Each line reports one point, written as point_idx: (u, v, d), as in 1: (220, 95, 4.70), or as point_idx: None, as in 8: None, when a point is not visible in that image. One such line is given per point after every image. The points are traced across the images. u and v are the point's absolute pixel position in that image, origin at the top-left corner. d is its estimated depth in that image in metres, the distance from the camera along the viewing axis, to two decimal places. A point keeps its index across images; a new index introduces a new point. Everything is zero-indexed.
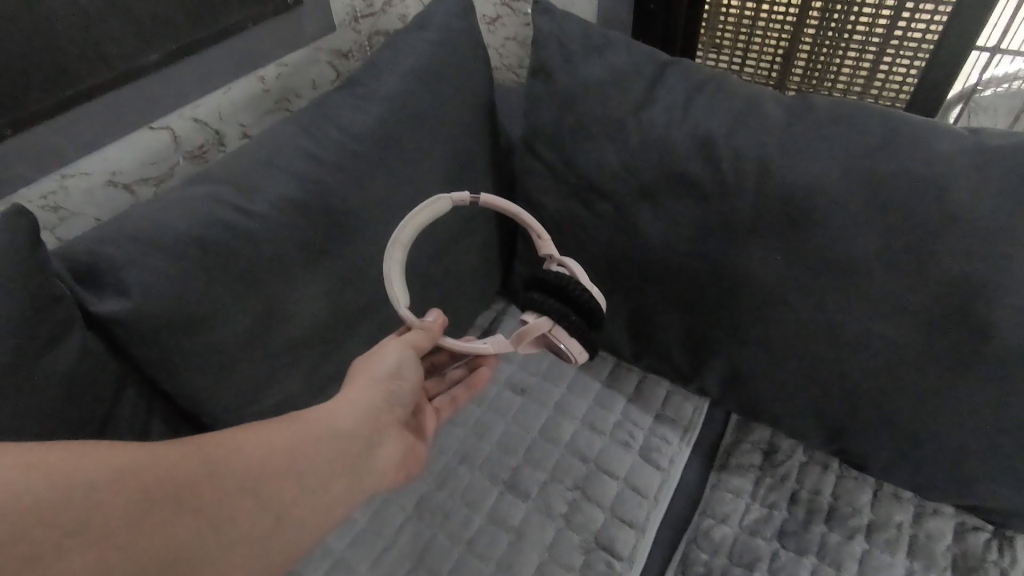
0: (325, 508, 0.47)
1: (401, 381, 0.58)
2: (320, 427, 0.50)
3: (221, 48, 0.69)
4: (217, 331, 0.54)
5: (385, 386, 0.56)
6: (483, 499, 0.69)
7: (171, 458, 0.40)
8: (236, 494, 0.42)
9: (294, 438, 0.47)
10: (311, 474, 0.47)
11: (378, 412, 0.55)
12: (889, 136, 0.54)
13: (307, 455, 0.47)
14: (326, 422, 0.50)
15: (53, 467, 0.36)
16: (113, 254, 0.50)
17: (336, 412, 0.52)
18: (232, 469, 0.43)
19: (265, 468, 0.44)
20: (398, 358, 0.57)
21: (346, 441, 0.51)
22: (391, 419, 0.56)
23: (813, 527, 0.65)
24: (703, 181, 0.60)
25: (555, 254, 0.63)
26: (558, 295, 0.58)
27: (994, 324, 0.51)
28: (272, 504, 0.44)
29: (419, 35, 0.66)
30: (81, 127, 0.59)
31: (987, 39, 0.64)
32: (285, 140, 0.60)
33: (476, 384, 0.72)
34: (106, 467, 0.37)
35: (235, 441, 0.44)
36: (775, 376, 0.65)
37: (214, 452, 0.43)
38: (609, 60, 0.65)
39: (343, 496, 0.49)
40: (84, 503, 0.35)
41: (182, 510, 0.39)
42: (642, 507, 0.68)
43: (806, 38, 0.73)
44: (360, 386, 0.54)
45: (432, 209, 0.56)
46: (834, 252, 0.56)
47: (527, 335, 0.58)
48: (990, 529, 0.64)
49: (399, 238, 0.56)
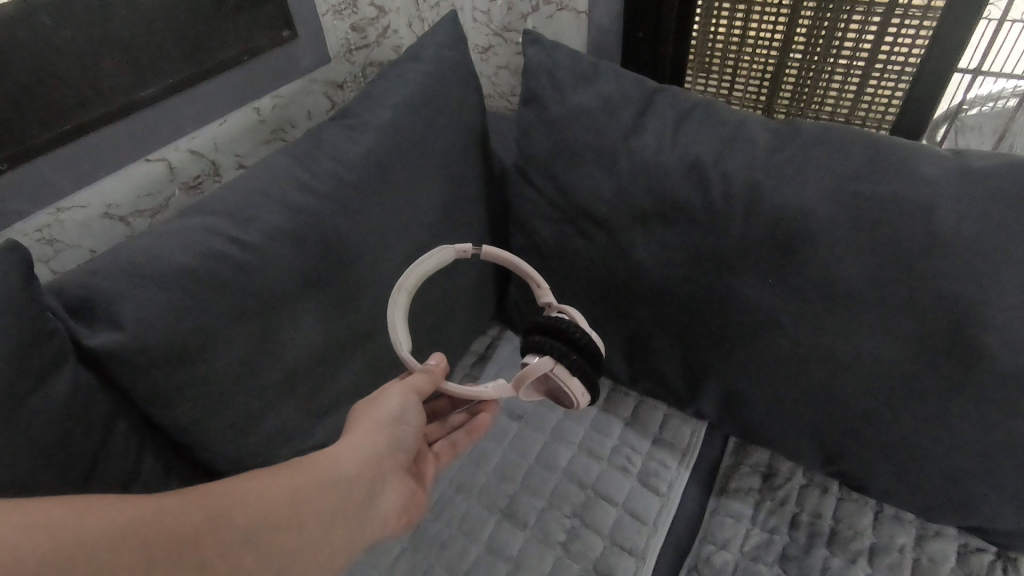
0: (327, 557, 0.47)
1: (404, 428, 0.57)
2: (322, 474, 0.49)
3: (216, 83, 0.70)
4: (211, 362, 0.54)
5: (387, 432, 0.56)
6: (481, 527, 0.68)
7: (172, 512, 0.40)
8: (237, 547, 0.42)
9: (296, 485, 0.47)
10: (314, 523, 0.46)
11: (379, 458, 0.54)
12: (874, 160, 0.55)
13: (309, 505, 0.47)
14: (329, 469, 0.50)
15: (55, 525, 0.35)
16: (106, 286, 0.50)
17: (337, 459, 0.51)
18: (234, 521, 0.42)
19: (267, 519, 0.44)
20: (400, 403, 0.57)
21: (347, 488, 0.50)
22: (392, 465, 0.56)
23: (815, 552, 0.64)
24: (693, 205, 0.61)
25: (554, 302, 0.63)
26: (559, 337, 0.58)
27: (985, 344, 0.51)
28: (273, 556, 0.43)
29: (412, 66, 0.67)
30: (77, 159, 0.60)
31: (970, 60, 0.65)
32: (280, 171, 0.61)
33: (476, 430, 0.70)
34: (109, 524, 0.37)
35: (237, 491, 0.44)
36: (771, 399, 0.65)
37: (215, 503, 0.42)
38: (598, 89, 0.66)
39: (343, 545, 0.48)
40: (85, 562, 0.35)
41: (180, 567, 0.38)
42: (643, 534, 0.67)
43: (792, 63, 0.75)
44: (362, 432, 0.54)
45: (436, 259, 0.58)
46: (825, 274, 0.56)
47: (527, 377, 0.57)
48: (993, 550, 0.63)
49: (404, 284, 0.56)
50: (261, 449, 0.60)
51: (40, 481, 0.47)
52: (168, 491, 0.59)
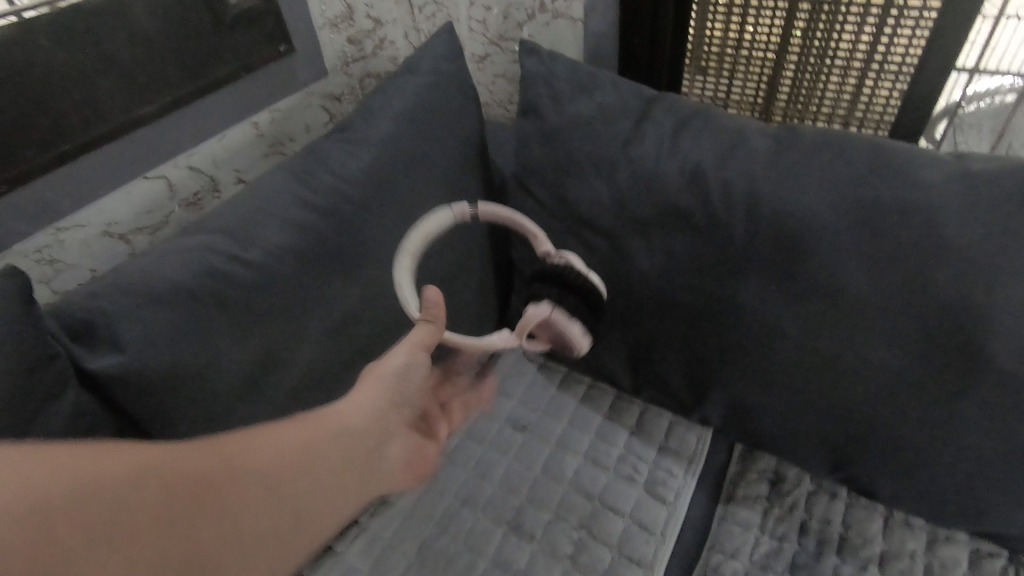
0: (336, 508, 0.47)
1: (409, 384, 0.56)
2: (331, 427, 0.49)
3: (214, 100, 0.70)
4: (213, 381, 0.53)
5: (393, 388, 0.55)
6: (488, 540, 0.68)
7: (187, 455, 0.40)
8: (252, 495, 0.42)
9: (306, 437, 0.47)
10: (324, 475, 0.47)
11: (385, 413, 0.54)
12: (876, 164, 0.55)
13: (319, 457, 0.47)
14: (338, 422, 0.50)
15: (75, 467, 0.35)
16: (107, 309, 0.50)
17: (346, 413, 0.51)
18: (249, 467, 0.43)
19: (281, 469, 0.44)
20: (405, 359, 0.55)
21: (356, 442, 0.50)
22: (398, 422, 0.57)
23: (825, 559, 0.64)
24: (694, 213, 0.61)
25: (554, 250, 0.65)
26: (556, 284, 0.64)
27: (993, 350, 0.51)
28: (289, 503, 0.44)
29: (409, 78, 0.67)
30: (78, 179, 0.60)
31: (967, 58, 0.65)
32: (279, 186, 0.60)
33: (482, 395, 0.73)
34: (128, 467, 0.37)
35: (249, 442, 0.44)
36: (777, 405, 0.64)
37: (229, 453, 0.42)
38: (596, 98, 0.66)
39: (352, 497, 0.49)
40: (108, 502, 0.35)
41: (199, 513, 0.39)
42: (650, 544, 0.67)
43: (789, 66, 0.74)
44: (368, 389, 0.54)
45: (436, 221, 0.59)
46: (828, 278, 0.56)
47: (525, 327, 0.64)
48: (1005, 555, 0.62)
49: (407, 248, 0.57)
50: None
51: None
52: None
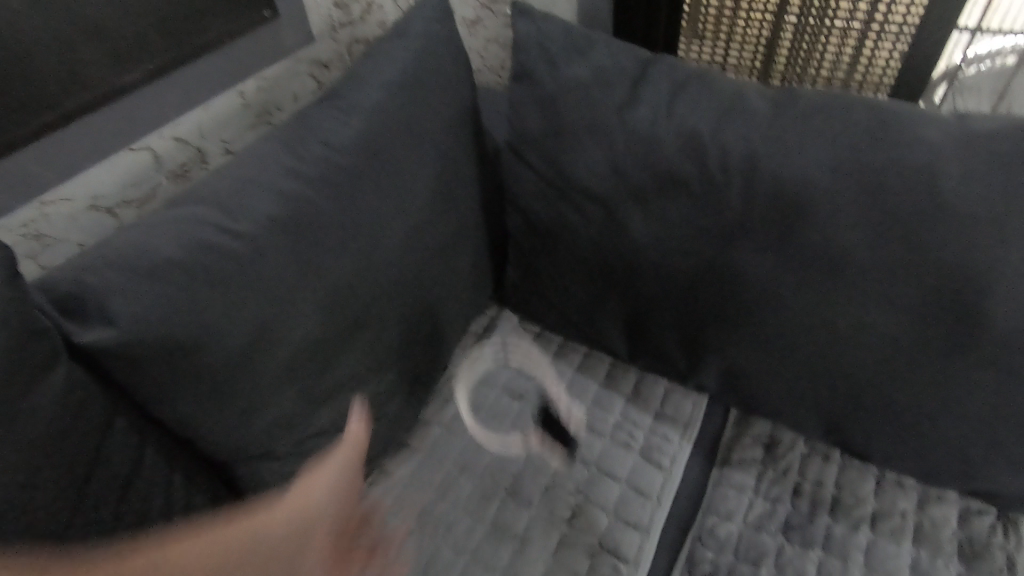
0: None
1: (331, 497, 0.54)
2: (248, 536, 0.48)
3: (199, 67, 0.68)
4: (208, 355, 0.52)
5: (319, 499, 0.53)
6: (487, 506, 0.69)
7: None
8: None
9: (216, 554, 0.46)
10: None
11: (301, 528, 0.51)
12: (876, 126, 0.54)
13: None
14: (257, 531, 0.48)
15: None
16: (96, 283, 0.49)
17: (274, 520, 0.50)
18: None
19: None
20: (336, 472, 0.55)
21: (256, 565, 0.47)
22: (311, 537, 0.52)
23: (818, 520, 0.65)
24: (691, 178, 0.60)
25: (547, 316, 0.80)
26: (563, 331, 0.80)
27: (987, 312, 0.51)
28: None
29: (399, 43, 0.65)
30: (62, 151, 0.59)
31: (969, 18, 0.65)
32: (267, 156, 0.59)
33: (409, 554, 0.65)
34: None
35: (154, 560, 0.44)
36: (773, 371, 0.64)
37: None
38: (590, 60, 0.64)
39: None
40: None
41: None
42: (646, 508, 0.68)
43: (788, 27, 0.73)
44: (292, 502, 0.52)
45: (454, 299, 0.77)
46: (825, 243, 0.55)
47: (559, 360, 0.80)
48: (994, 512, 0.64)
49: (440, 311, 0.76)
50: (262, 439, 0.59)
51: (41, 486, 0.46)
52: (172, 489, 0.57)
